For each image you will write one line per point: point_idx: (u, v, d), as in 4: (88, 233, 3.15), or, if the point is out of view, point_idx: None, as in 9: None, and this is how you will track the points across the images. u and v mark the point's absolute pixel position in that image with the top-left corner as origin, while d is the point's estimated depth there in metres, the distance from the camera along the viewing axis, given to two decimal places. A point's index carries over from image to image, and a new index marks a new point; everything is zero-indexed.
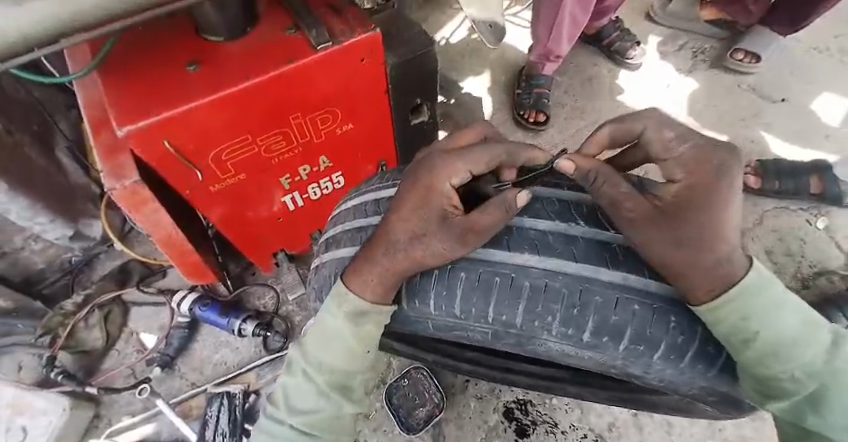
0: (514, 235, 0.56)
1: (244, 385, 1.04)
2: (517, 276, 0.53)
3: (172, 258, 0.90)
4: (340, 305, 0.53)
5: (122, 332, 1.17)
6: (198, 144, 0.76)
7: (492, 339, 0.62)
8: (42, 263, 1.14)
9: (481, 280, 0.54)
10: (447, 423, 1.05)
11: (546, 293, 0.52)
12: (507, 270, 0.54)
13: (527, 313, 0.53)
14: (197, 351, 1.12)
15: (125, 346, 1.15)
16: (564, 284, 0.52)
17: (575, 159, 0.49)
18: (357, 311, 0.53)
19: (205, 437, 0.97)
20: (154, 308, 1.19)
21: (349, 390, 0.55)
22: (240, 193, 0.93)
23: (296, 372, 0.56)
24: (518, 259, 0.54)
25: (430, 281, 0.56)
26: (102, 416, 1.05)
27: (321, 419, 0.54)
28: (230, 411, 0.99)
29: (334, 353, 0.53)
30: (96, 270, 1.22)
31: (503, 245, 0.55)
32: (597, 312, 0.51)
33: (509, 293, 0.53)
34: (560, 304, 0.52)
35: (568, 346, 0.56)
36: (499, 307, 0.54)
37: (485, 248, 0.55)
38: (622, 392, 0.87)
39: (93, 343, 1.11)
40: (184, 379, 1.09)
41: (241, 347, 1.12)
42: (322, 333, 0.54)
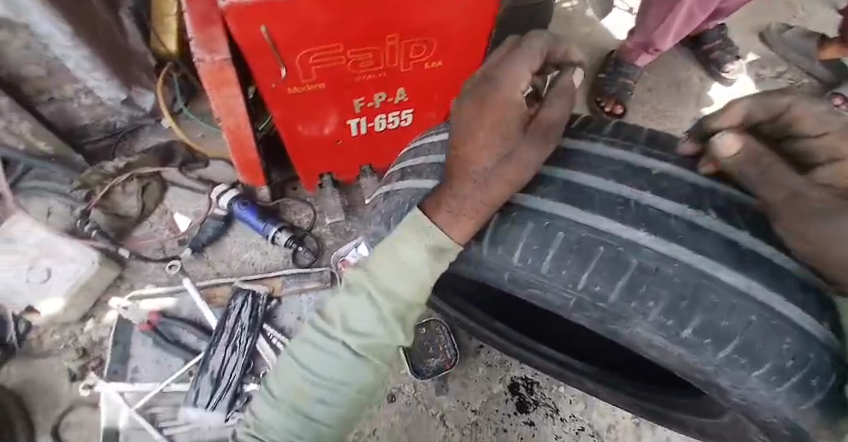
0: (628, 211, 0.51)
1: (268, 288, 1.04)
2: (625, 253, 0.49)
3: (233, 150, 0.87)
4: (421, 236, 0.48)
5: (157, 208, 1.14)
6: (292, 40, 0.71)
7: (570, 307, 0.55)
8: (90, 119, 1.12)
9: (580, 245, 0.50)
10: (453, 379, 1.05)
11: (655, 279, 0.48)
12: (614, 243, 0.49)
13: (628, 294, 0.49)
14: (227, 245, 1.12)
15: (158, 221, 1.13)
16: (673, 273, 0.48)
17: (736, 138, 0.44)
18: (439, 245, 0.48)
19: (225, 325, 0.98)
20: (191, 194, 1.16)
21: (406, 321, 0.51)
22: (312, 103, 0.89)
23: (355, 293, 0.50)
24: (631, 237, 0.49)
25: (522, 232, 0.52)
26: (125, 279, 1.06)
27: (375, 343, 0.50)
28: (252, 308, 1.01)
29: (406, 282, 0.48)
30: (137, 143, 1.19)
31: (617, 220, 0.50)
32: (701, 312, 0.48)
33: (614, 267, 0.49)
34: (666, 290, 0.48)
35: (660, 339, 0.51)
36: (597, 277, 0.49)
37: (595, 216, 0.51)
38: (645, 398, 0.86)
39: (127, 208, 1.12)
40: (209, 267, 1.09)
41: (270, 252, 1.12)
42: (398, 256, 0.48)
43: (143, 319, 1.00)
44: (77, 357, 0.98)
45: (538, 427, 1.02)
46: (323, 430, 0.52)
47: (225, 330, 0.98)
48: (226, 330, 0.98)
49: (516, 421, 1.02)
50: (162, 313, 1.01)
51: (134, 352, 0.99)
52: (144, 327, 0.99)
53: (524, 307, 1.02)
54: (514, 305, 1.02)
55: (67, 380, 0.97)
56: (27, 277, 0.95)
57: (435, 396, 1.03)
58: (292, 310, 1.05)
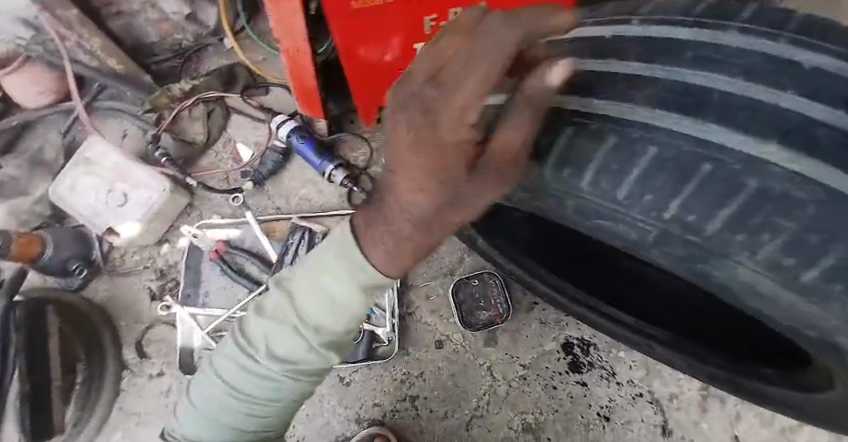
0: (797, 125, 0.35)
1: (325, 229, 1.04)
2: (790, 181, 0.33)
3: (291, 73, 0.81)
4: (354, 272, 0.47)
5: (221, 135, 1.12)
6: None
7: (649, 243, 0.42)
8: (156, 37, 1.09)
9: (678, 162, 0.36)
10: (504, 332, 1.03)
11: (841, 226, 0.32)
12: (732, 160, 0.34)
13: (803, 253, 0.34)
14: (285, 179, 1.10)
15: (222, 149, 1.12)
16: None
17: None
18: (372, 283, 0.48)
19: (283, 260, 1.00)
20: (251, 122, 1.13)
21: (339, 346, 0.52)
22: (383, 24, 0.78)
23: (284, 320, 0.50)
24: (800, 164, 0.33)
25: (601, 149, 0.40)
26: (195, 208, 1.08)
27: (305, 368, 0.51)
28: (309, 246, 1.01)
29: (338, 317, 0.49)
30: (202, 65, 1.13)
31: (775, 139, 0.34)
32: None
33: (780, 202, 0.33)
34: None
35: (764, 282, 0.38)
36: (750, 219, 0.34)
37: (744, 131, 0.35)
38: (727, 370, 0.76)
39: (193, 135, 1.10)
40: (271, 202, 1.09)
41: (326, 191, 1.10)
42: (327, 290, 0.48)
43: (211, 248, 1.03)
44: (155, 278, 1.04)
45: (591, 388, 0.98)
46: (270, 435, 0.57)
47: (284, 264, 1.00)
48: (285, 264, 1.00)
49: (567, 381, 0.99)
50: (227, 244, 1.03)
51: (205, 275, 1.02)
52: (211, 255, 1.02)
53: (583, 259, 0.91)
54: (570, 259, 0.90)
55: (146, 298, 1.03)
56: (105, 198, 0.98)
57: (483, 347, 1.03)
58: None
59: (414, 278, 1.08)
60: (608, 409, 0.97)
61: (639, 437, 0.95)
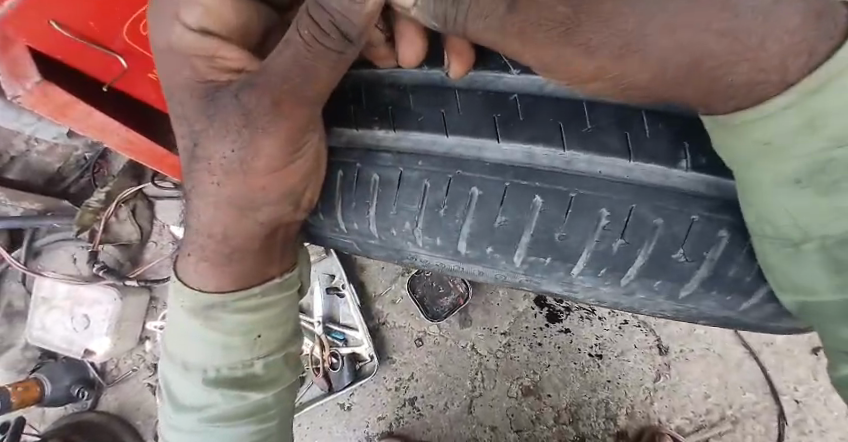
0: (497, 110, 0.41)
1: None
2: (511, 184, 0.41)
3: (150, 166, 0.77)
4: (183, 303, 0.47)
5: (154, 225, 1.17)
6: (99, 19, 0.54)
7: (416, 261, 0.53)
8: (57, 162, 1.14)
9: (400, 186, 0.45)
10: (474, 308, 1.00)
11: (565, 215, 0.40)
12: (425, 174, 0.44)
13: (544, 244, 0.42)
14: None
15: (160, 237, 1.17)
16: (582, 197, 0.40)
17: None
18: (207, 304, 0.46)
19: None
20: (174, 202, 1.15)
21: (245, 380, 0.48)
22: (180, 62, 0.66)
23: (173, 372, 0.50)
24: (515, 157, 0.41)
25: (346, 195, 0.49)
26: (158, 298, 1.13)
27: (219, 412, 0.47)
28: None
29: (203, 347, 0.46)
30: (112, 165, 1.14)
31: (489, 134, 0.41)
32: (634, 232, 0.40)
33: (510, 207, 0.42)
34: (576, 222, 0.40)
35: (499, 271, 0.48)
36: (494, 231, 0.43)
37: (458, 139, 0.42)
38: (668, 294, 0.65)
39: (128, 236, 1.13)
40: None
41: None
42: (189, 336, 0.47)
43: None
44: (151, 374, 1.12)
45: (575, 332, 0.95)
46: None
47: None
48: None
49: (550, 333, 0.96)
50: None
51: None
52: None
53: None
54: None
55: (150, 394, 1.12)
56: (74, 326, 1.07)
57: (461, 330, 1.00)
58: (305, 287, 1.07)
59: (374, 287, 1.06)
60: (599, 347, 0.93)
61: (637, 363, 0.91)
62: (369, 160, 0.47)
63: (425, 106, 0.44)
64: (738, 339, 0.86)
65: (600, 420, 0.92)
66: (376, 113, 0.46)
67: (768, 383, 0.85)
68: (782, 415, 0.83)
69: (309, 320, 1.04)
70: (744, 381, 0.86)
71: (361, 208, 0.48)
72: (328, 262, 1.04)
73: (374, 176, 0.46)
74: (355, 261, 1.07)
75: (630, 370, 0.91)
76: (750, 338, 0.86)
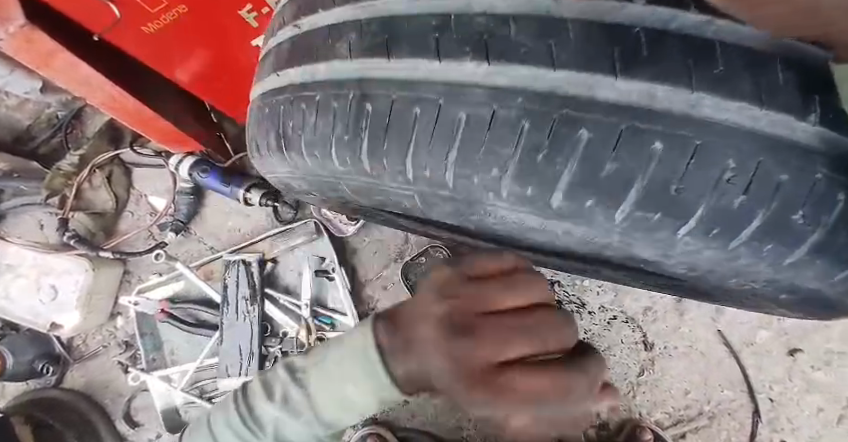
0: (616, 44, 0.29)
1: (259, 254, 1.01)
2: (626, 128, 0.29)
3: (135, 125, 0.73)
4: (359, 362, 0.42)
5: (130, 194, 1.09)
6: None
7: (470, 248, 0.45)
8: (27, 119, 1.05)
9: (474, 122, 0.33)
10: None
11: (725, 182, 0.29)
12: (517, 104, 0.32)
13: (658, 203, 0.31)
14: (207, 215, 1.07)
15: (137, 207, 1.09)
16: (733, 148, 0.29)
17: None
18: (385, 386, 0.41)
19: (228, 298, 1.00)
20: (154, 170, 1.08)
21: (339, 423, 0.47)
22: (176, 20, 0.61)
23: (283, 393, 0.47)
24: (633, 97, 0.29)
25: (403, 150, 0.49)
26: (132, 273, 1.08)
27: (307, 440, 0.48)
28: (249, 276, 1.00)
29: (344, 409, 0.43)
30: (86, 127, 1.06)
31: (607, 70, 0.29)
32: (783, 205, 0.29)
33: (624, 153, 0.30)
34: (731, 187, 0.29)
35: (586, 230, 0.37)
36: (596, 183, 0.31)
37: (568, 74, 0.30)
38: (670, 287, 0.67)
39: (103, 205, 1.07)
40: (202, 243, 1.07)
41: (252, 214, 1.05)
42: (344, 394, 0.42)
43: (157, 309, 1.03)
44: (122, 351, 1.06)
45: None
46: None
47: (229, 302, 1.00)
48: (230, 303, 1.00)
49: None
50: (171, 300, 1.03)
51: (165, 335, 1.04)
52: (160, 316, 1.03)
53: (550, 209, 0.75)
54: None
55: (121, 372, 1.06)
56: (39, 297, 1.01)
57: None
58: (291, 266, 1.02)
59: (365, 272, 1.01)
60: (587, 341, 0.95)
61: (623, 358, 0.93)
62: (457, 92, 0.34)
63: (532, 35, 0.31)
64: (720, 338, 0.89)
65: None
66: (469, 43, 0.33)
67: (745, 381, 0.88)
68: (756, 412, 0.87)
69: (297, 302, 0.99)
70: (722, 378, 0.89)
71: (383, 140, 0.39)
72: (316, 244, 1.00)
73: (420, 106, 0.36)
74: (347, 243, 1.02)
75: (615, 364, 0.93)
76: (731, 337, 0.89)
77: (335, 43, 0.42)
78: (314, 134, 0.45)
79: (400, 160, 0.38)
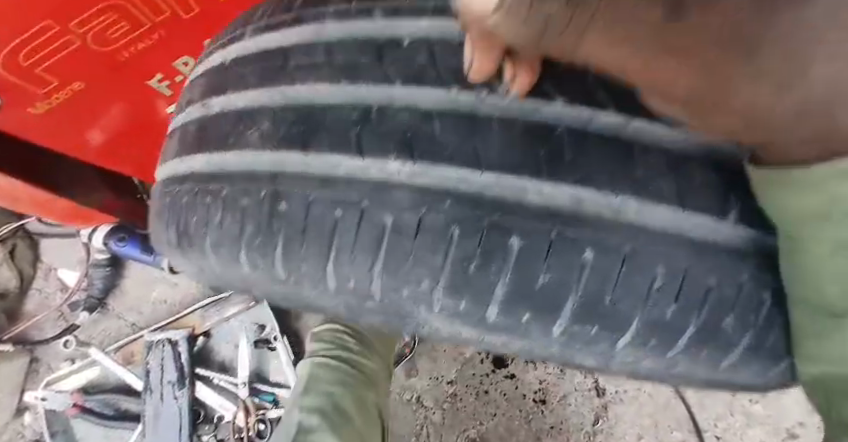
0: (542, 142, 0.23)
1: (187, 330, 0.90)
2: (557, 237, 0.22)
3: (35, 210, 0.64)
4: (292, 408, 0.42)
5: (38, 268, 0.95)
6: None
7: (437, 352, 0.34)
8: None
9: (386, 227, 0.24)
10: (420, 357, 0.97)
11: (699, 303, 0.23)
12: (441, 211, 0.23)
13: (652, 327, 0.24)
14: (128, 288, 0.94)
15: (46, 283, 0.95)
16: (698, 261, 0.23)
17: None
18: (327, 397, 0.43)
19: (151, 384, 0.88)
20: (63, 240, 0.95)
21: None
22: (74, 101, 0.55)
23: None
24: (559, 201, 0.23)
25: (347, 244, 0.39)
26: (40, 360, 0.93)
27: None
28: (176, 358, 0.89)
29: None
30: None
31: (535, 175, 0.22)
32: (755, 313, 0.24)
33: (554, 266, 0.23)
34: (703, 314, 0.24)
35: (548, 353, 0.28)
36: (529, 297, 0.23)
37: (494, 177, 0.23)
38: None
39: (3, 282, 0.91)
40: (122, 320, 0.94)
41: (181, 283, 0.94)
42: None
43: (68, 403, 0.89)
44: None
45: (521, 378, 0.94)
46: None
47: (153, 388, 0.88)
48: (154, 389, 0.88)
49: (495, 380, 0.95)
50: (84, 391, 0.90)
51: (80, 430, 0.90)
52: (73, 411, 0.88)
53: None
54: None
55: None
56: None
57: (406, 381, 0.96)
58: (226, 340, 0.92)
59: None
60: (542, 392, 0.94)
61: (578, 407, 0.93)
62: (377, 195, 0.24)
63: (458, 133, 0.24)
64: None
65: None
66: (391, 140, 0.24)
67: (691, 419, 0.91)
68: None
69: (233, 380, 0.89)
70: (670, 418, 0.91)
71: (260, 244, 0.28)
72: (251, 314, 0.90)
73: (323, 208, 0.26)
74: None
75: (571, 414, 0.93)
76: None
77: (247, 128, 0.30)
78: (220, 232, 0.30)
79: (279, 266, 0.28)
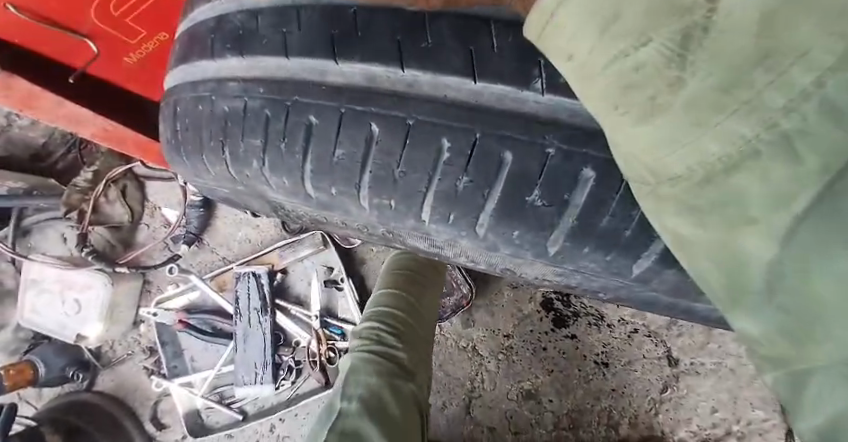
0: (336, 26, 0.37)
1: (268, 266, 1.02)
2: (346, 110, 0.38)
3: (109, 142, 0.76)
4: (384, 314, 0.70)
5: (144, 208, 1.11)
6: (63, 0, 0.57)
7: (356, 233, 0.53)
8: (41, 136, 1.14)
9: (248, 113, 0.42)
10: (478, 309, 0.98)
11: (535, 180, 0.35)
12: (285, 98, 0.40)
13: (506, 207, 0.36)
14: (219, 227, 1.08)
15: (152, 220, 1.11)
16: (521, 147, 0.35)
17: None
18: (391, 320, 0.69)
19: (240, 310, 1.01)
20: (165, 183, 1.10)
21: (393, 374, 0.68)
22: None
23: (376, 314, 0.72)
24: (358, 80, 0.37)
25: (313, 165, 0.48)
26: (151, 282, 1.11)
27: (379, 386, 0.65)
28: (260, 289, 1.01)
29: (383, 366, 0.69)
30: (97, 143, 1.11)
31: (394, 63, 0.36)
32: (599, 207, 0.34)
33: (346, 139, 0.38)
34: (543, 193, 0.35)
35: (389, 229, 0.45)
36: (336, 166, 0.39)
37: (298, 60, 0.39)
38: None
39: (119, 217, 1.09)
40: (215, 253, 1.08)
41: (261, 225, 1.06)
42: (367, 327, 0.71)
43: (175, 319, 1.06)
44: (147, 357, 1.10)
45: (582, 339, 0.92)
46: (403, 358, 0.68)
47: (241, 315, 1.01)
48: (242, 315, 1.01)
49: (555, 338, 0.93)
50: (187, 310, 1.05)
51: (184, 344, 1.07)
52: (179, 326, 1.05)
53: None
54: None
55: (146, 377, 1.10)
56: (64, 309, 1.08)
57: (463, 330, 0.98)
58: (301, 276, 1.03)
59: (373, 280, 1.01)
60: (605, 355, 0.90)
61: (643, 374, 0.88)
62: (220, 91, 0.45)
63: (270, 28, 0.41)
64: None
65: (600, 428, 0.90)
66: (228, 41, 0.43)
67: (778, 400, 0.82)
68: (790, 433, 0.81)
69: (307, 313, 1.01)
70: (752, 397, 0.83)
71: (189, 137, 0.49)
72: (323, 255, 1.00)
73: (220, 102, 0.45)
74: (357, 250, 1.01)
75: (635, 380, 0.89)
76: None
77: (207, 75, 0.46)
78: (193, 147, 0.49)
79: (200, 157, 0.48)
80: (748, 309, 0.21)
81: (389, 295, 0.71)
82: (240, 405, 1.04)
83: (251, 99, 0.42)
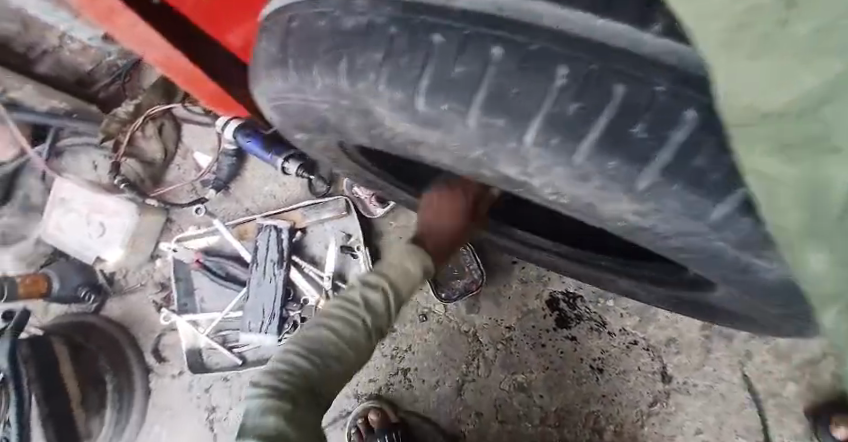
0: None
1: (290, 222, 1.06)
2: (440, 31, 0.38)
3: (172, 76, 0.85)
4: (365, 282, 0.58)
5: (178, 150, 1.14)
6: None
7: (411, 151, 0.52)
8: (90, 64, 1.17)
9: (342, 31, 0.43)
10: (485, 297, 1.00)
11: (607, 103, 0.34)
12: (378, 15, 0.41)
13: (567, 126, 0.36)
14: (248, 179, 1.11)
15: (183, 162, 1.14)
16: (577, 62, 0.35)
17: None
18: (363, 290, 0.57)
19: (256, 259, 1.05)
20: (202, 128, 1.13)
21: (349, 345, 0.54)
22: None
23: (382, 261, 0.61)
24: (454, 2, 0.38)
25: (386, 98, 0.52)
26: (173, 222, 1.12)
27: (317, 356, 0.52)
28: (279, 243, 1.05)
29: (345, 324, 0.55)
30: (144, 81, 1.15)
31: None
32: (664, 142, 0.34)
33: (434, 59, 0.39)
34: (614, 117, 0.35)
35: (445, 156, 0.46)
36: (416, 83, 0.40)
37: None
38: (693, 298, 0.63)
39: (152, 154, 1.12)
40: (240, 204, 1.11)
41: (288, 183, 1.10)
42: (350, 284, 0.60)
43: (192, 258, 1.09)
44: (157, 291, 1.13)
45: (581, 342, 0.93)
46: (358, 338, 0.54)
47: (257, 264, 1.05)
48: (258, 265, 1.05)
49: (555, 337, 0.95)
50: (205, 252, 1.09)
51: (197, 284, 1.09)
52: (195, 265, 1.09)
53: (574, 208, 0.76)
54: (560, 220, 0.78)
55: (153, 310, 1.13)
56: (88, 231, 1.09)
57: (467, 315, 1.01)
58: (318, 240, 1.07)
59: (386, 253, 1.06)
60: (601, 361, 0.92)
61: (636, 386, 0.90)
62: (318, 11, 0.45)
63: None
64: (745, 384, 0.85)
65: (584, 431, 0.91)
66: None
67: (765, 433, 0.83)
68: None
69: (320, 273, 1.04)
70: (740, 426, 0.85)
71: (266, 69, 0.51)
72: (343, 221, 1.05)
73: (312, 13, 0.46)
74: (375, 223, 1.06)
75: (627, 390, 0.90)
76: (756, 386, 0.85)
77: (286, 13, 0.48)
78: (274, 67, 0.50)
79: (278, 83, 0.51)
80: (814, 243, 0.23)
81: (381, 264, 0.60)
82: (240, 351, 1.06)
83: (347, 16, 0.43)
